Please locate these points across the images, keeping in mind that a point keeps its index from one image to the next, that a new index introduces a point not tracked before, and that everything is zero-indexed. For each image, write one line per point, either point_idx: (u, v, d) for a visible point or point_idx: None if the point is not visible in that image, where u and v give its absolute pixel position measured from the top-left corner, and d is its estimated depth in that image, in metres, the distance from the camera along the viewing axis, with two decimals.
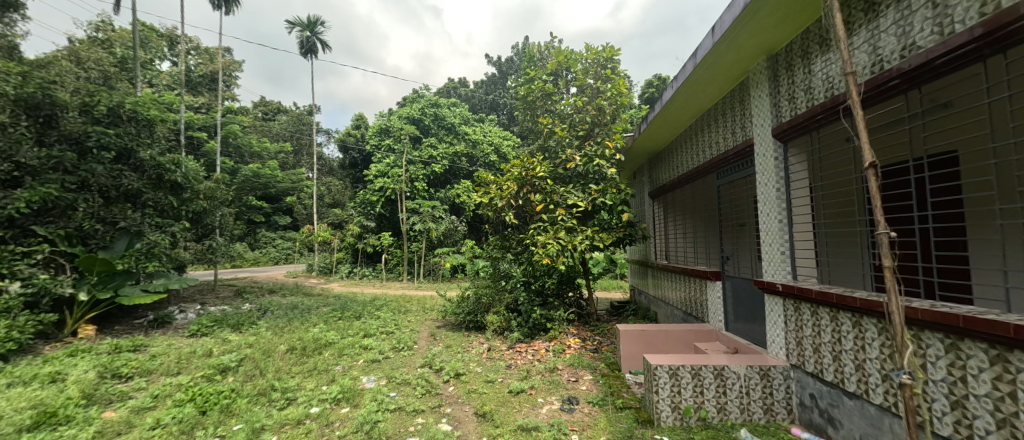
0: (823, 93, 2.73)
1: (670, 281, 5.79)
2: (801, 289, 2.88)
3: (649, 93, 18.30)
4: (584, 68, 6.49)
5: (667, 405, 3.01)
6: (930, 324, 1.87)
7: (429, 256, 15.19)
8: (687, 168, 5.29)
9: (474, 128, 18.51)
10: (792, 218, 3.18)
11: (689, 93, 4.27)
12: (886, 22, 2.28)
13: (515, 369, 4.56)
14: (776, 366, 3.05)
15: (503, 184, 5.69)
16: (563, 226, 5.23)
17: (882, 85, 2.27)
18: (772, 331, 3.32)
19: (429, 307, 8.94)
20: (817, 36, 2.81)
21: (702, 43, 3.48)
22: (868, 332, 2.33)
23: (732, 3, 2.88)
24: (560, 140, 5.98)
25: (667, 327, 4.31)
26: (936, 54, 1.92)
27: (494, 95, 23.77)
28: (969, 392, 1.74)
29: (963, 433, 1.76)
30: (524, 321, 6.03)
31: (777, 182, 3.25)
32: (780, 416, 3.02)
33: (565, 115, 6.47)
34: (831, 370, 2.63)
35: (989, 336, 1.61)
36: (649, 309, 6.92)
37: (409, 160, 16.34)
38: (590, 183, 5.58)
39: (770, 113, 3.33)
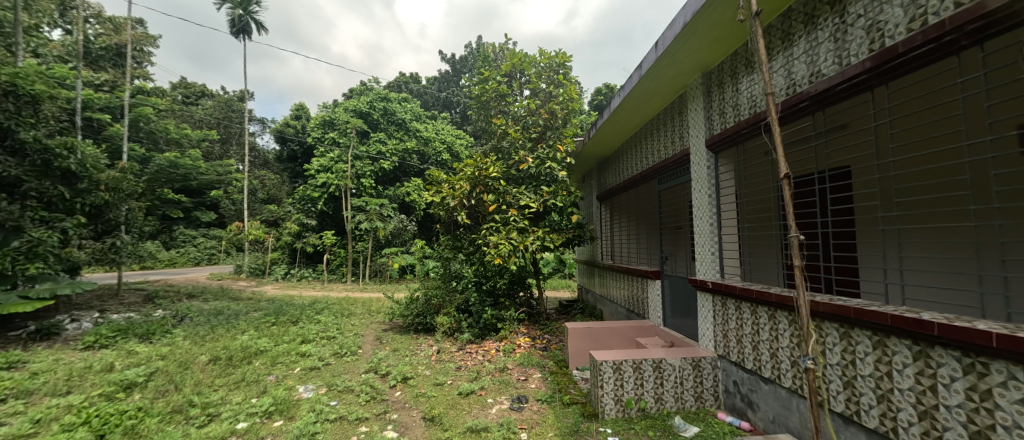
0: (748, 110, 3.03)
1: (615, 280, 6.12)
2: (727, 285, 3.18)
3: (598, 101, 19.13)
4: (537, 72, 6.55)
5: (611, 398, 3.15)
6: (828, 315, 2.22)
7: (376, 256, 14.59)
8: (631, 174, 5.60)
9: (426, 125, 18.03)
10: (721, 221, 3.49)
11: (634, 103, 4.51)
12: (798, 51, 2.59)
13: (465, 370, 4.51)
14: (706, 357, 3.32)
15: (456, 184, 5.60)
16: (515, 226, 5.28)
17: (795, 106, 2.58)
18: (702, 325, 3.62)
19: (374, 310, 8.54)
20: (743, 58, 3.12)
21: (647, 57, 3.69)
22: (781, 323, 2.63)
23: (673, 21, 3.09)
24: (513, 141, 6.01)
25: (612, 324, 4.53)
26: (837, 81, 2.21)
27: (447, 93, 23.35)
28: (857, 373, 2.07)
29: (852, 408, 2.10)
30: (474, 321, 6.00)
31: (709, 188, 3.55)
32: (708, 402, 3.30)
33: (519, 117, 6.49)
34: (751, 358, 2.93)
35: (872, 324, 1.95)
36: (596, 307, 7.22)
37: (356, 156, 15.50)
38: (541, 185, 5.70)
39: (704, 125, 3.62)
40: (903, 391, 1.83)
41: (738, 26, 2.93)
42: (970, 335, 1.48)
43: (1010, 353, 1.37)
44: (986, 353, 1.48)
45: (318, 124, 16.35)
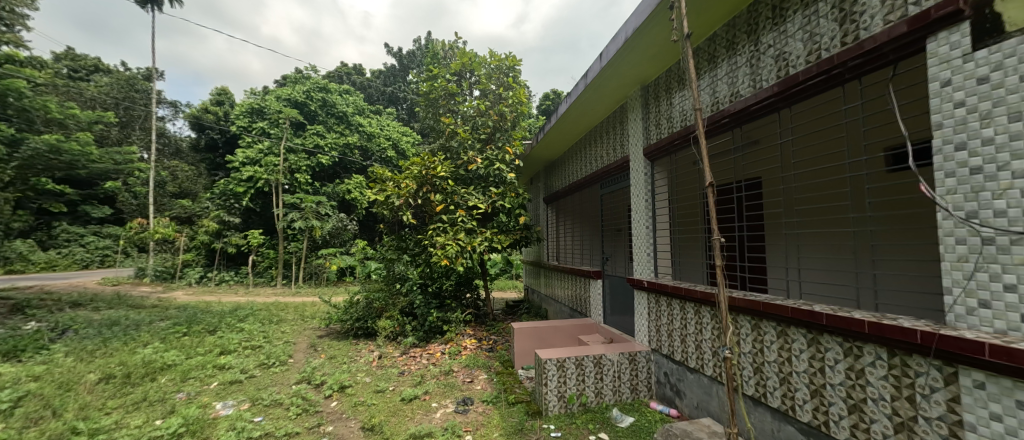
0: (680, 122, 3.30)
1: (559, 280, 6.33)
2: (660, 284, 3.44)
3: (546, 106, 19.62)
4: (487, 73, 6.52)
5: (555, 395, 3.24)
6: (743, 309, 2.56)
7: (312, 257, 13.59)
8: (576, 178, 5.83)
9: (369, 119, 17.16)
10: (656, 225, 3.76)
11: (580, 110, 4.69)
12: (721, 73, 2.88)
13: (408, 375, 4.37)
14: (641, 351, 3.55)
15: (401, 182, 5.39)
16: (462, 227, 5.24)
17: (718, 122, 2.87)
18: (638, 321, 3.88)
19: (308, 315, 7.93)
20: (676, 75, 3.39)
21: (592, 67, 3.87)
22: (704, 318, 2.90)
23: (616, 35, 3.27)
24: (462, 141, 5.94)
25: (557, 323, 4.67)
26: (752, 102, 2.50)
27: (393, 88, 22.46)
28: (764, 360, 2.40)
29: (760, 391, 2.43)
30: (419, 324, 5.84)
31: (645, 193, 3.81)
32: (642, 393, 3.53)
33: (469, 117, 6.42)
34: (679, 350, 3.19)
35: (777, 316, 2.29)
36: (541, 306, 7.41)
37: (289, 149, 14.26)
38: (490, 186, 5.72)
39: (642, 134, 3.88)
40: (799, 373, 2.16)
41: (673, 46, 3.19)
42: (850, 323, 1.82)
43: (878, 337, 1.72)
44: (860, 338, 1.83)
45: (244, 112, 14.78)
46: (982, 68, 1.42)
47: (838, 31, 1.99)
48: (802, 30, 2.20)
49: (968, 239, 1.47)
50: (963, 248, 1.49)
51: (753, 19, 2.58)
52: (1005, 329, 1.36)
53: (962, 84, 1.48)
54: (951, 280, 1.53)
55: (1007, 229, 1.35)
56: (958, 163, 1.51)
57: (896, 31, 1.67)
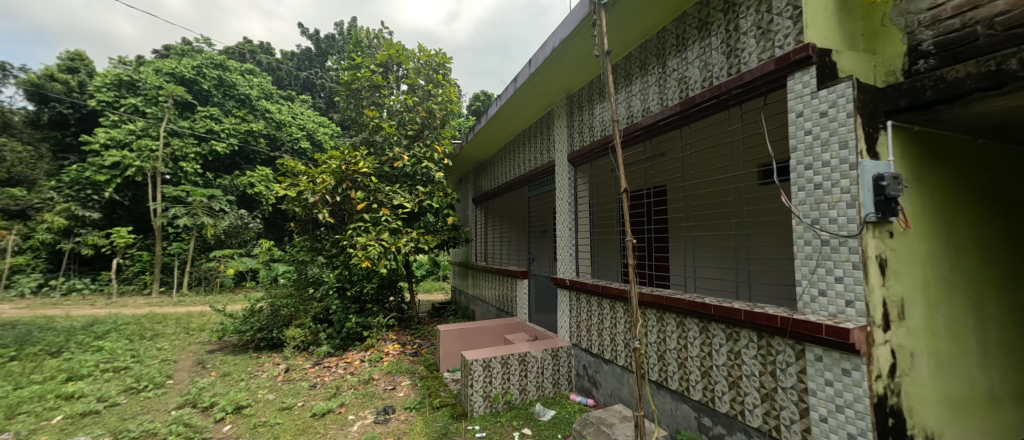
0: (600, 132, 3.55)
1: (487, 280, 6.37)
2: (581, 282, 3.66)
3: (476, 106, 19.58)
4: (415, 68, 6.25)
5: (480, 395, 3.25)
6: (648, 303, 2.85)
7: (201, 260, 11.69)
8: (505, 180, 5.92)
9: (279, 105, 15.36)
10: (577, 227, 3.99)
11: (509, 113, 4.79)
12: (635, 89, 3.17)
13: (321, 388, 4.00)
14: (563, 347, 3.74)
15: (316, 177, 4.91)
16: (386, 227, 4.98)
17: (631, 135, 3.15)
18: (561, 318, 4.08)
19: (194, 328, 6.78)
20: (597, 88, 3.65)
21: (521, 73, 3.98)
22: (618, 313, 3.16)
23: (545, 44, 3.41)
24: (388, 137, 5.64)
25: (483, 323, 4.70)
26: (659, 118, 2.81)
27: (308, 73, 20.37)
28: (666, 348, 2.70)
29: (663, 376, 2.72)
30: (335, 332, 5.38)
31: (569, 197, 4.02)
32: (563, 386, 3.72)
33: (395, 112, 6.12)
34: (597, 344, 3.43)
35: (676, 309, 2.59)
36: (468, 308, 7.38)
37: (172, 132, 12.07)
38: (416, 184, 5.56)
39: (567, 141, 4.09)
40: (692, 357, 2.47)
41: (595, 61, 3.43)
42: (731, 312, 2.14)
43: (750, 323, 2.05)
44: (737, 325, 2.16)
45: (108, 83, 12.09)
46: (824, 104, 1.78)
47: (725, 63, 2.33)
48: (699, 59, 2.53)
49: (812, 241, 1.83)
50: (809, 248, 1.85)
51: (661, 44, 2.89)
52: (835, 312, 1.71)
53: (810, 116, 1.84)
54: (801, 274, 1.89)
55: (838, 232, 1.70)
56: (807, 179, 1.87)
57: (766, 67, 2.00)
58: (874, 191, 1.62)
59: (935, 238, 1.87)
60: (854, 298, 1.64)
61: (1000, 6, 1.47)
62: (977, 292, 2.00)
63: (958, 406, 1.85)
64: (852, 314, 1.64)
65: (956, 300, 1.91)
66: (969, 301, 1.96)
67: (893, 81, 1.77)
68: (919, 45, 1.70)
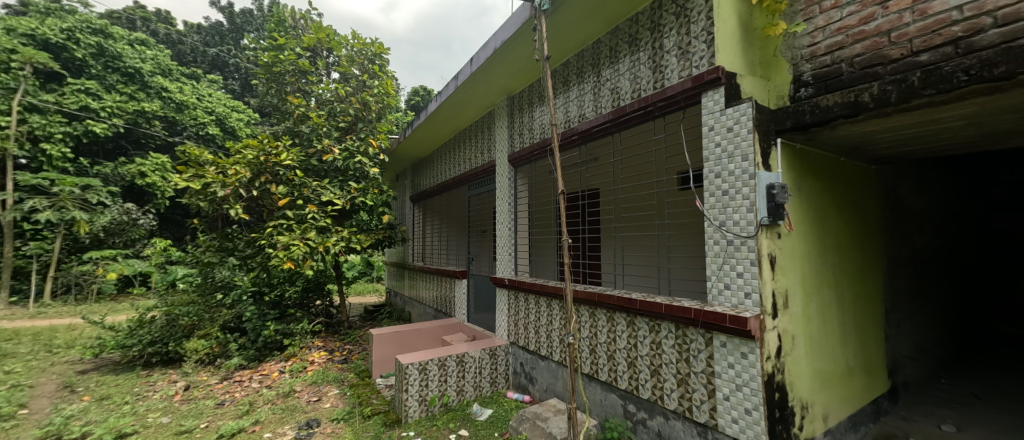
0: (539, 135, 3.65)
1: (424, 281, 6.20)
2: (519, 281, 3.72)
3: (414, 102, 18.79)
4: (348, 55, 5.77)
5: (415, 399, 3.15)
6: (582, 299, 2.98)
7: (71, 262, 9.70)
8: (444, 178, 5.80)
9: (181, 85, 13.32)
10: (517, 226, 4.04)
11: (450, 111, 4.70)
12: (572, 96, 3.32)
13: (231, 406, 3.55)
14: (500, 345, 3.78)
15: (227, 168, 4.35)
16: (313, 225, 4.60)
17: (568, 139, 3.27)
18: (499, 317, 4.11)
19: (59, 345, 5.60)
20: (537, 92, 3.74)
21: (462, 70, 3.94)
22: (554, 310, 3.27)
23: (486, 43, 3.42)
24: (316, 128, 5.20)
25: (420, 325, 4.56)
26: (594, 125, 2.96)
27: (218, 50, 17.94)
28: (597, 342, 2.85)
29: (594, 368, 2.88)
30: (250, 341, 4.84)
31: (509, 197, 4.06)
32: (500, 385, 3.75)
33: (324, 102, 5.63)
34: (534, 341, 3.52)
35: (606, 304, 2.75)
36: (404, 310, 7.13)
37: (30, 106, 9.83)
38: (348, 180, 5.24)
39: (508, 142, 4.13)
40: (619, 349, 2.65)
41: (535, 65, 3.51)
42: (653, 306, 2.33)
43: (669, 315, 2.25)
44: (658, 318, 2.36)
45: None
46: (730, 120, 2.01)
47: (652, 78, 2.53)
48: (630, 71, 2.71)
49: (720, 241, 2.07)
50: (716, 247, 2.09)
51: (596, 54, 3.05)
52: (736, 303, 1.96)
53: (719, 131, 2.08)
54: (711, 270, 2.13)
55: (739, 233, 1.95)
56: (715, 186, 2.11)
57: (685, 84, 2.21)
58: (767, 198, 1.88)
59: (811, 238, 2.22)
60: (751, 291, 1.89)
61: (858, 49, 1.80)
62: (839, 283, 2.41)
63: (825, 379, 2.22)
64: (750, 304, 1.89)
65: (825, 290, 2.29)
66: (834, 291, 2.36)
67: (783, 104, 2.08)
68: (801, 75, 2.03)
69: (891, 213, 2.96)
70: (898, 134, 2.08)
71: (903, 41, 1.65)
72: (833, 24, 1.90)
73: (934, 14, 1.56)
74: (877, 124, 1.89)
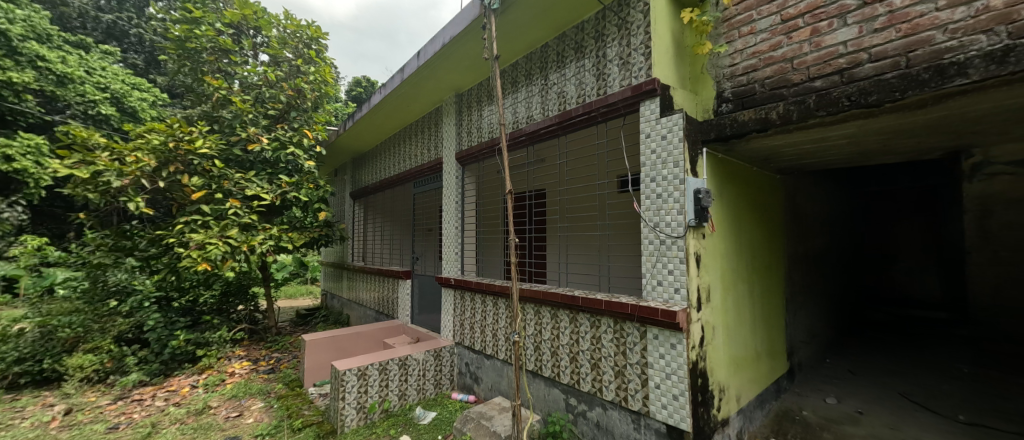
0: (487, 134, 3.64)
1: (364, 282, 5.89)
2: (465, 281, 3.68)
3: (355, 93, 17.72)
4: (279, 36, 5.25)
5: (353, 407, 2.97)
6: (527, 298, 3.03)
7: None
8: (388, 175, 5.55)
9: (63, 53, 11.19)
10: (464, 226, 3.99)
11: (395, 104, 4.51)
12: (520, 97, 3.35)
13: (128, 429, 3.07)
14: (445, 346, 3.72)
15: (126, 155, 3.75)
16: (235, 222, 4.14)
17: (515, 139, 3.30)
18: (445, 318, 4.03)
19: None
20: (486, 91, 3.74)
21: (409, 63, 3.81)
22: (500, 309, 3.30)
23: (434, 37, 3.33)
24: (239, 114, 4.68)
25: (359, 328, 4.32)
26: (540, 127, 3.02)
27: (114, 16, 15.36)
28: (541, 339, 2.91)
29: (538, 365, 2.94)
30: (154, 353, 4.26)
31: (456, 195, 3.99)
32: (445, 386, 3.68)
33: (249, 87, 5.07)
34: (480, 340, 3.50)
35: (551, 302, 2.81)
36: (341, 313, 6.74)
37: None
38: (278, 174, 4.83)
39: (456, 139, 4.06)
40: (562, 345, 2.73)
41: (483, 64, 3.50)
42: (594, 302, 2.44)
43: (609, 311, 2.37)
44: (598, 314, 2.48)
45: None
46: (664, 129, 2.17)
47: (595, 85, 2.64)
48: (575, 77, 2.81)
49: (654, 240, 2.22)
50: (651, 247, 2.24)
51: (543, 58, 3.11)
52: (667, 298, 2.11)
53: (655, 138, 2.23)
54: (646, 268, 2.28)
55: (670, 234, 2.11)
56: (651, 190, 2.26)
57: (625, 93, 2.33)
58: (695, 201, 2.06)
59: (729, 238, 2.47)
60: (680, 286, 2.06)
61: (768, 72, 2.04)
62: (750, 278, 2.71)
63: (738, 364, 2.48)
64: (679, 299, 2.05)
65: (740, 285, 2.57)
66: (746, 285, 2.65)
67: (708, 117, 2.29)
68: (722, 92, 2.24)
69: (791, 218, 3.41)
70: (797, 149, 2.40)
71: (803, 68, 1.91)
72: (749, 49, 2.13)
73: (826, 46, 1.82)
74: (782, 139, 2.16)
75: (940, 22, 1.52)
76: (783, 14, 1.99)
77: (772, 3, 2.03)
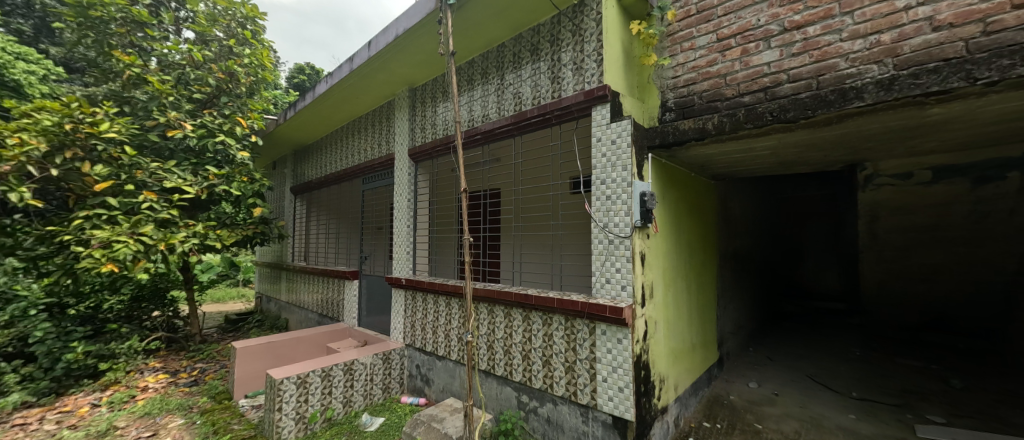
0: (441, 131, 3.56)
1: (306, 283, 5.51)
2: (417, 281, 3.58)
3: (298, 80, 16.47)
4: (208, 12, 4.73)
5: (291, 418, 2.76)
6: (481, 297, 3.02)
7: None
8: (334, 169, 5.23)
9: None
10: (416, 225, 3.87)
11: (342, 95, 4.26)
12: (476, 95, 3.32)
13: None
14: (395, 348, 3.59)
15: (5, 136, 3.16)
16: (151, 217, 3.67)
17: (471, 138, 3.27)
18: (394, 319, 3.89)
19: None
20: (440, 87, 3.66)
21: (359, 53, 3.62)
22: (453, 309, 3.25)
23: (386, 28, 3.20)
24: (156, 96, 4.12)
25: (299, 333, 4.04)
26: (496, 126, 3.01)
27: None
28: (494, 338, 2.92)
29: (490, 364, 2.94)
30: (43, 368, 3.65)
31: (408, 193, 3.86)
32: (394, 390, 3.55)
33: (168, 66, 4.48)
34: (431, 342, 3.43)
35: (504, 301, 2.82)
36: (279, 317, 6.25)
37: None
38: (205, 165, 4.38)
39: (408, 135, 3.93)
40: (515, 343, 2.76)
41: (439, 59, 3.42)
42: (546, 300, 2.49)
43: (560, 309, 2.43)
44: (550, 312, 2.53)
45: None
46: (614, 133, 2.27)
47: (550, 88, 2.69)
48: (531, 79, 2.84)
49: (603, 240, 2.30)
50: (601, 246, 2.33)
51: (499, 58, 3.11)
52: (614, 295, 2.22)
53: (605, 142, 2.32)
54: (595, 267, 2.36)
55: (618, 234, 2.21)
56: (601, 191, 2.35)
57: (578, 97, 2.40)
58: (641, 203, 2.18)
59: (670, 238, 2.64)
60: (626, 284, 2.17)
61: (705, 85, 2.21)
62: (688, 275, 2.92)
63: (676, 356, 2.66)
64: (625, 296, 2.16)
65: (679, 282, 2.75)
66: (684, 282, 2.85)
67: (653, 124, 2.43)
68: (666, 102, 2.39)
69: (723, 220, 3.73)
70: (729, 157, 2.63)
71: (734, 84, 2.09)
72: (689, 63, 2.29)
73: (753, 66, 2.02)
74: (716, 147, 2.35)
75: (843, 51, 1.75)
76: (718, 33, 2.16)
77: (709, 22, 2.21)
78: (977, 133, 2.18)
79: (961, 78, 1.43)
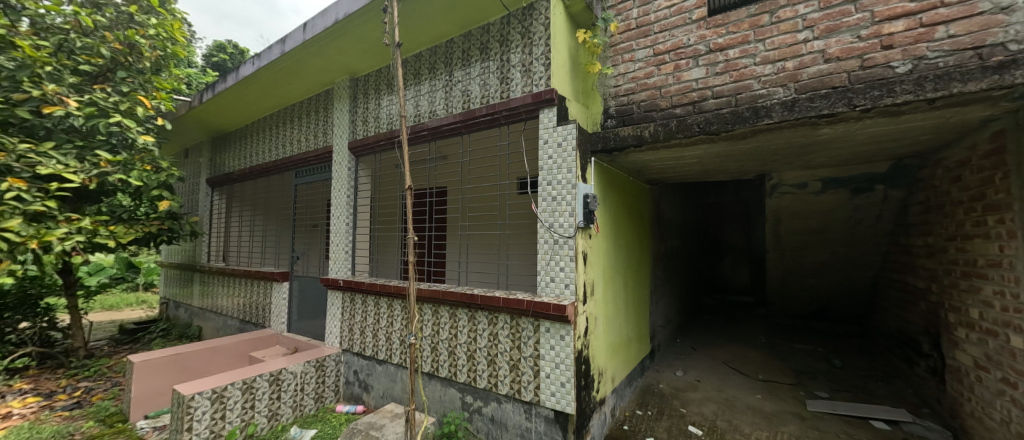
0: (385, 125, 3.41)
1: (225, 286, 4.94)
2: (355, 282, 3.38)
3: (218, 59, 14.70)
4: None
5: (204, 437, 2.47)
6: (426, 298, 2.92)
7: None
8: (260, 161, 4.75)
9: None
10: (356, 222, 3.65)
11: (273, 80, 3.89)
12: (423, 90, 3.22)
13: None
14: (330, 354, 3.37)
15: None
16: (17, 209, 3.03)
17: (417, 133, 3.16)
18: (330, 323, 3.64)
19: None
20: (385, 79, 3.50)
21: (292, 35, 3.33)
22: (395, 310, 3.12)
23: (325, 11, 2.98)
24: (27, 64, 3.36)
25: (215, 342, 3.63)
26: (443, 123, 2.94)
27: None
28: (439, 339, 2.85)
29: (434, 366, 2.87)
30: None
31: (347, 189, 3.63)
32: (328, 399, 3.32)
33: (45, 30, 3.67)
34: (371, 346, 3.26)
35: (450, 301, 2.76)
36: (190, 325, 5.54)
37: None
38: (96, 150, 3.73)
39: (349, 128, 3.70)
40: (460, 344, 2.72)
41: (383, 50, 3.26)
42: (492, 300, 2.47)
43: (506, 308, 2.43)
44: (496, 311, 2.53)
45: None
46: (560, 136, 2.33)
47: (499, 87, 2.70)
48: (479, 78, 2.82)
49: (549, 239, 2.36)
50: (546, 245, 2.38)
51: (448, 54, 3.05)
52: (558, 294, 2.28)
53: (552, 144, 2.37)
54: (541, 266, 2.40)
55: (563, 234, 2.28)
56: (547, 192, 2.40)
57: (527, 99, 2.44)
58: (584, 205, 2.26)
59: (610, 239, 2.78)
60: (569, 282, 2.24)
61: (642, 96, 2.36)
62: (625, 273, 3.10)
63: (614, 350, 2.81)
64: (568, 294, 2.24)
65: (617, 280, 2.91)
66: (622, 280, 3.02)
67: (596, 130, 2.55)
68: (608, 109, 2.52)
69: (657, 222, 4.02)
70: (662, 164, 2.84)
71: (668, 96, 2.25)
72: (629, 74, 2.43)
73: (684, 81, 2.20)
74: (651, 154, 2.52)
75: (757, 74, 1.97)
76: (655, 48, 2.32)
77: (647, 37, 2.36)
78: (857, 151, 2.58)
79: (844, 104, 1.68)
